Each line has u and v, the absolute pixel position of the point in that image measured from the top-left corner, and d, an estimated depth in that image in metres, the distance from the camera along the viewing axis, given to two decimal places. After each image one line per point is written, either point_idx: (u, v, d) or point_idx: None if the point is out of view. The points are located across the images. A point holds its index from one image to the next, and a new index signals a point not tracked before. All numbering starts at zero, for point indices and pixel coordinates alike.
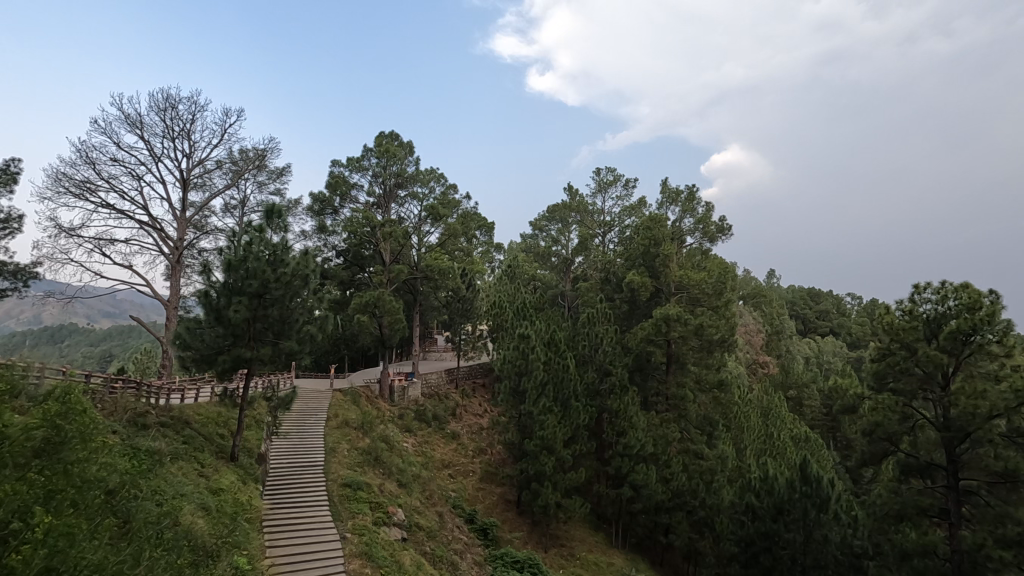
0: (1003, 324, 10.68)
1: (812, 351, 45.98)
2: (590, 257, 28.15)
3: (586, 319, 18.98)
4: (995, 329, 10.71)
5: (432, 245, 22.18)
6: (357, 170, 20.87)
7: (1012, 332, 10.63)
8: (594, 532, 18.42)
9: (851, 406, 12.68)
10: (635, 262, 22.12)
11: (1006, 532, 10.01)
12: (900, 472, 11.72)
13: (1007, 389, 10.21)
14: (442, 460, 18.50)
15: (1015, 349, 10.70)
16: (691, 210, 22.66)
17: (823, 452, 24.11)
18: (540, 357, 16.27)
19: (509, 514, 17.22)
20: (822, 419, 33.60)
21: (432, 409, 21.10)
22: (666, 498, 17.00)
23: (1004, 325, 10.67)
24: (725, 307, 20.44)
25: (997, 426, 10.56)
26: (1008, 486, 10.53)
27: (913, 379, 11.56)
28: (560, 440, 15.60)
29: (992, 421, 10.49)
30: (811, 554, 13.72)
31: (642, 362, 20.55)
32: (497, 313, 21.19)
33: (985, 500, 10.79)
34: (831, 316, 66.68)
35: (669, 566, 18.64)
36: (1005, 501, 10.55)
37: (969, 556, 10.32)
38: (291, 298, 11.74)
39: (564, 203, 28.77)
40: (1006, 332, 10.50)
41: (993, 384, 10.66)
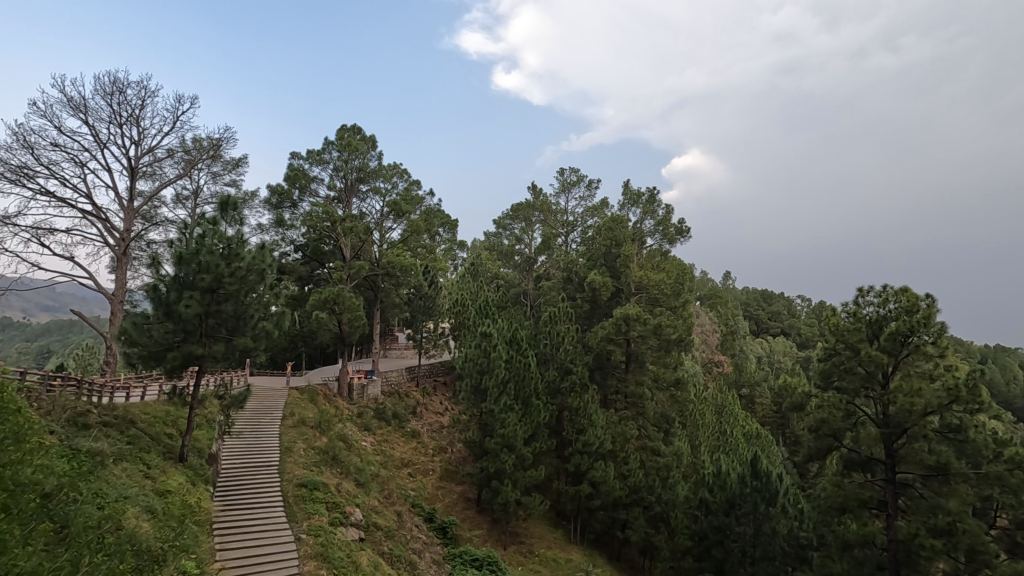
0: (937, 326, 11.34)
1: (764, 351, 47.74)
2: (552, 257, 28.44)
3: (548, 318, 19.11)
4: (930, 330, 11.37)
5: (394, 241, 21.89)
6: (317, 163, 20.39)
7: (946, 333, 11.30)
8: (553, 529, 18.61)
9: (799, 403, 13.22)
10: (596, 262, 22.62)
11: (938, 522, 10.65)
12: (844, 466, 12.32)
13: (941, 387, 10.86)
14: (402, 459, 18.30)
15: (948, 350, 11.38)
16: (652, 212, 23.14)
17: (772, 448, 25.07)
18: (502, 355, 16.28)
19: (468, 513, 17.21)
20: (772, 416, 34.97)
21: (392, 407, 20.86)
22: (624, 495, 17.28)
23: (939, 327, 11.34)
24: (682, 307, 21.02)
25: (931, 423, 11.21)
26: (941, 479, 11.20)
27: (856, 378, 12.12)
28: (521, 437, 15.68)
29: (927, 418, 11.13)
30: (760, 546, 14.26)
31: (602, 360, 20.84)
32: (459, 311, 21.12)
33: (919, 492, 11.44)
34: (782, 317, 69.31)
35: (625, 560, 19.02)
36: (938, 493, 11.21)
37: (904, 545, 10.96)
38: (247, 293, 11.42)
39: (528, 202, 28.93)
40: (941, 334, 11.15)
41: (928, 382, 11.31)
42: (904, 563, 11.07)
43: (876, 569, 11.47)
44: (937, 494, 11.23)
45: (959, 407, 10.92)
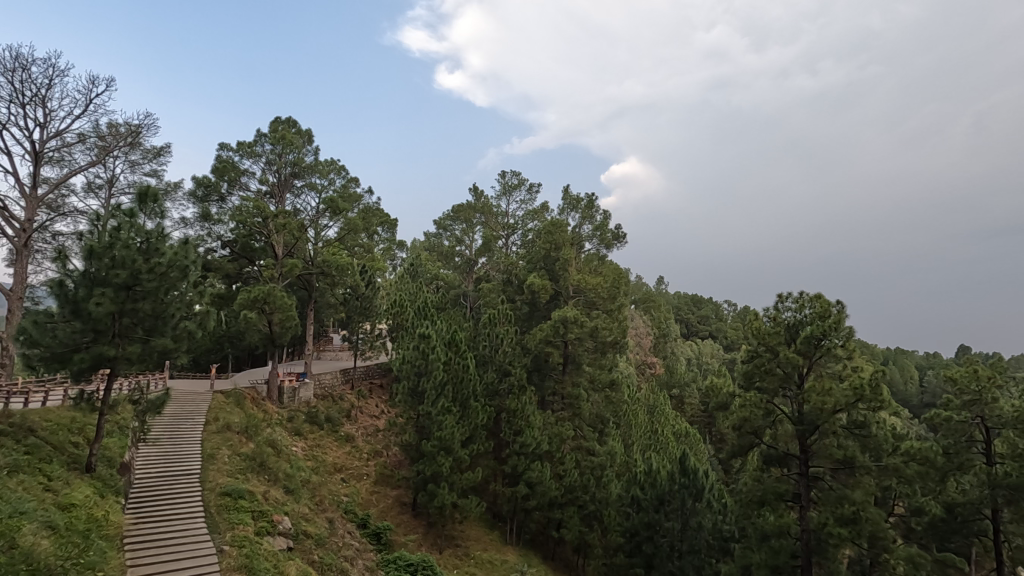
0: (846, 330, 12.31)
1: (693, 353, 49.96)
2: (492, 259, 28.57)
3: (487, 320, 19.17)
4: (840, 334, 12.33)
5: (330, 239, 21.29)
6: (248, 156, 19.50)
7: (853, 337, 12.28)
8: (489, 530, 18.69)
9: (724, 403, 13.93)
10: (536, 265, 22.93)
11: (844, 511, 11.57)
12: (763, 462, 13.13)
13: (848, 387, 11.78)
14: (334, 464, 17.78)
15: (855, 352, 12.38)
16: (590, 217, 23.73)
17: (699, 446, 26.33)
18: (440, 357, 16.16)
19: (403, 517, 16.97)
20: (699, 415, 36.66)
21: (325, 411, 20.25)
22: (559, 494, 17.52)
23: (847, 331, 12.31)
24: (617, 311, 21.68)
25: (839, 420, 12.16)
26: (847, 472, 12.15)
27: (775, 378, 12.94)
28: (458, 440, 15.65)
29: (836, 415, 12.06)
30: (687, 540, 15.01)
31: (540, 362, 21.14)
32: (397, 312, 20.76)
33: (828, 484, 12.35)
34: (710, 320, 72.86)
35: (560, 559, 19.40)
36: (845, 484, 12.15)
37: (815, 533, 11.86)
38: (167, 291, 10.75)
39: (469, 204, 28.96)
40: (849, 337, 12.10)
41: (838, 382, 12.24)
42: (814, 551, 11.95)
43: (790, 558, 12.29)
44: (844, 486, 12.18)
45: (863, 405, 11.90)
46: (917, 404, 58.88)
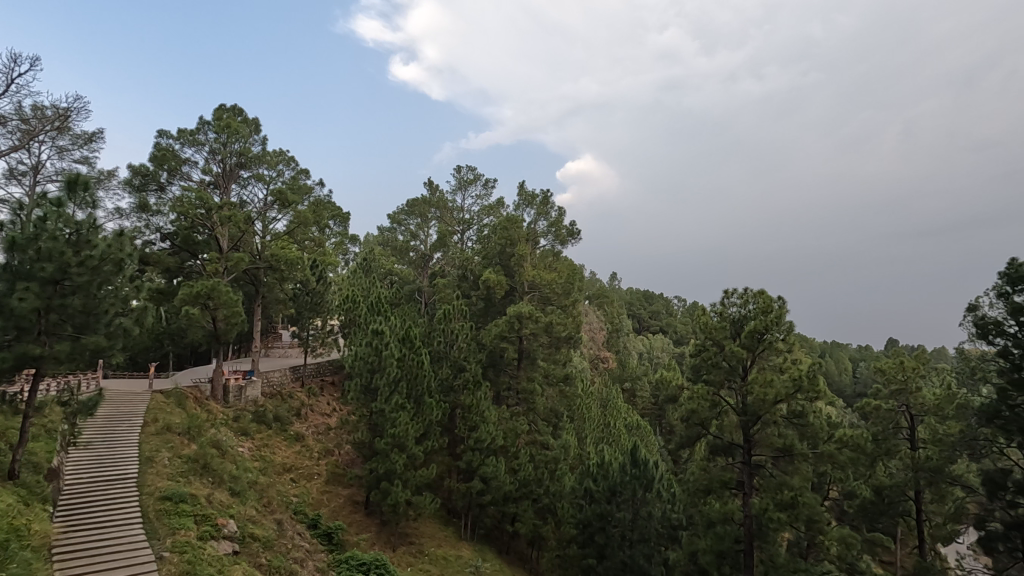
0: (787, 324, 12.94)
1: (645, 348, 51.29)
2: (448, 254, 28.40)
3: (442, 315, 19.05)
4: (782, 328, 12.93)
5: (279, 232, 20.63)
6: (190, 144, 18.62)
7: (793, 331, 12.91)
8: (443, 527, 18.63)
9: (673, 395, 14.38)
10: (491, 261, 22.95)
11: (784, 497, 12.20)
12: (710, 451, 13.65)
13: (788, 379, 12.41)
14: (284, 464, 17.29)
15: (794, 345, 13.00)
16: (545, 214, 23.91)
17: (649, 438, 27.14)
18: (394, 353, 15.93)
19: (356, 516, 16.71)
20: (650, 407, 37.71)
21: (274, 409, 19.65)
22: (514, 488, 17.62)
23: (788, 325, 12.93)
24: (572, 306, 21.99)
25: (780, 410, 12.77)
26: (787, 459, 12.80)
27: (721, 371, 13.43)
28: (412, 437, 15.51)
29: (777, 406, 12.67)
30: (638, 529, 15.45)
31: (495, 358, 21.20)
32: (350, 308, 20.33)
33: (770, 471, 12.97)
34: (661, 315, 74.90)
35: (514, 552, 19.63)
36: (785, 471, 12.80)
37: (757, 519, 12.45)
38: (100, 286, 10.16)
39: (424, 198, 28.75)
40: (789, 331, 12.71)
41: (778, 374, 12.83)
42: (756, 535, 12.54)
43: (734, 543, 12.89)
44: (784, 473, 12.81)
45: (802, 395, 12.54)
46: (850, 394, 62.63)
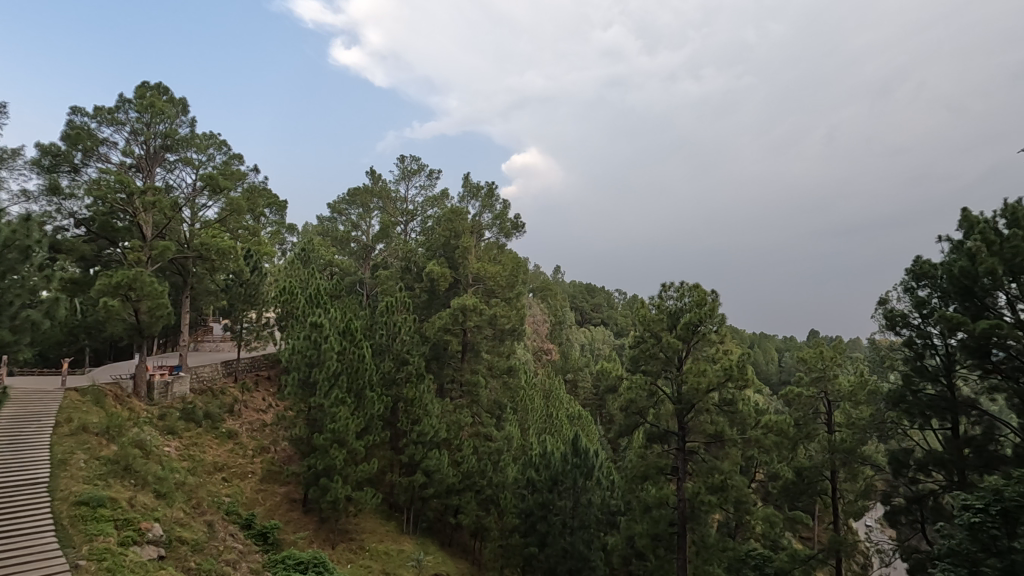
0: (719, 317, 13.57)
1: (586, 340, 52.48)
2: (390, 245, 27.86)
3: (384, 307, 18.66)
4: (715, 321, 13.56)
5: (209, 220, 19.60)
6: (108, 123, 17.29)
7: (725, 323, 13.55)
8: (385, 521, 18.40)
9: (613, 385, 14.77)
10: (435, 253, 22.70)
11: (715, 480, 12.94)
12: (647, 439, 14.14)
13: (720, 369, 13.06)
14: (214, 463, 16.51)
15: (726, 337, 13.65)
16: (490, 206, 23.89)
17: (590, 428, 27.86)
18: (334, 347, 15.47)
19: (293, 514, 16.22)
20: (592, 398, 38.63)
21: (204, 406, 18.71)
22: (456, 481, 17.61)
23: (720, 317, 13.57)
24: (515, 299, 22.15)
25: (713, 398, 13.40)
26: (718, 445, 13.49)
27: (658, 362, 13.92)
28: (353, 431, 15.18)
29: (709, 394, 13.30)
30: (578, 517, 15.92)
31: (439, 350, 21.09)
32: (287, 300, 19.54)
33: (702, 456, 13.62)
34: (602, 308, 76.75)
35: (456, 545, 19.69)
36: (716, 456, 13.51)
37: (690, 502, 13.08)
38: (3, 275, 9.26)
39: (366, 187, 28.12)
40: (721, 323, 13.34)
41: (711, 364, 13.44)
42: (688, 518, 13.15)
43: (668, 525, 13.57)
44: (715, 457, 13.50)
45: (732, 383, 13.21)
46: (775, 381, 66.61)
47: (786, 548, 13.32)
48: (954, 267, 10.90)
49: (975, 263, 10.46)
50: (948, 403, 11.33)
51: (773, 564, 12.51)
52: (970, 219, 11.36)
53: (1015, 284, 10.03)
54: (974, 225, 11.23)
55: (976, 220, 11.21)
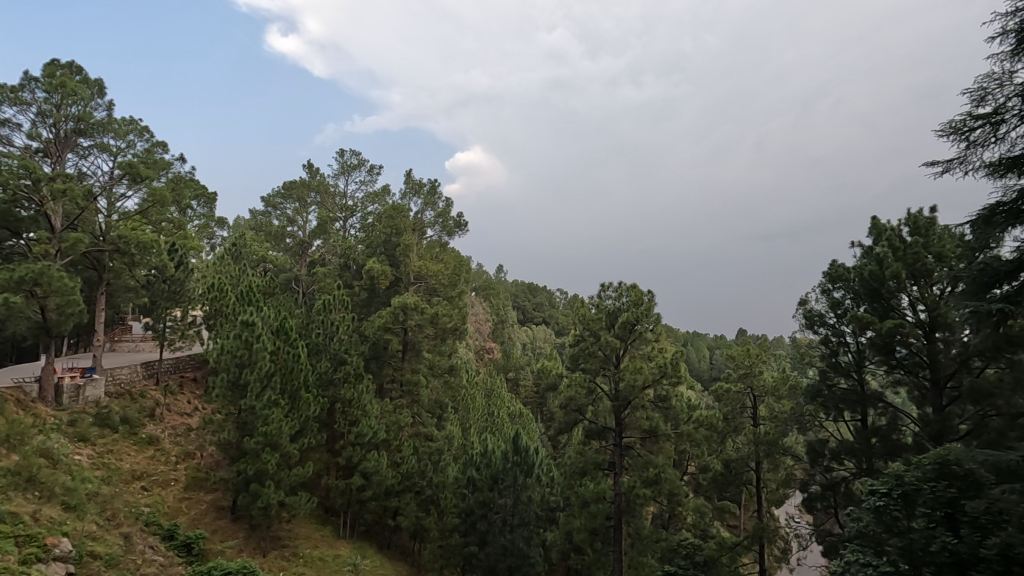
0: (655, 316, 14.05)
1: (528, 339, 53.02)
2: (328, 241, 27.01)
3: (321, 305, 18.01)
4: (651, 320, 14.02)
5: (128, 212, 18.32)
6: (11, 103, 15.79)
7: (660, 322, 14.04)
8: (320, 527, 17.82)
9: (553, 383, 14.96)
10: (376, 250, 22.17)
11: (649, 474, 13.47)
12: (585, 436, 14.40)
13: (655, 366, 13.54)
14: (132, 471, 15.44)
15: (661, 336, 14.13)
16: (432, 204, 23.64)
17: (531, 426, 28.18)
18: (267, 346, 14.81)
19: (221, 523, 15.41)
20: (533, 396, 39.03)
21: (121, 411, 17.46)
22: (396, 482, 17.30)
23: (656, 316, 14.04)
24: (458, 297, 22.00)
25: (648, 395, 13.87)
26: (652, 440, 13.99)
27: (596, 360, 14.23)
28: (287, 434, 14.61)
29: (645, 391, 13.76)
30: (518, 514, 16.15)
31: (378, 350, 20.35)
32: (216, 297, 18.30)
33: (637, 451, 14.10)
34: (544, 307, 77.78)
35: (395, 547, 19.40)
36: (650, 451, 14.01)
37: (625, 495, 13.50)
38: None
39: (302, 181, 27.15)
40: (657, 322, 13.80)
41: (648, 362, 13.88)
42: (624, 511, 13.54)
43: (605, 519, 13.92)
44: (650, 452, 14.05)
45: (666, 380, 13.74)
46: (707, 377, 69.67)
47: (715, 537, 13.98)
48: (864, 270, 11.82)
49: (882, 267, 11.43)
50: (858, 396, 12.29)
51: (702, 552, 13.09)
52: (879, 227, 12.34)
53: (916, 287, 11.05)
54: (882, 232, 12.22)
55: (884, 228, 12.19)
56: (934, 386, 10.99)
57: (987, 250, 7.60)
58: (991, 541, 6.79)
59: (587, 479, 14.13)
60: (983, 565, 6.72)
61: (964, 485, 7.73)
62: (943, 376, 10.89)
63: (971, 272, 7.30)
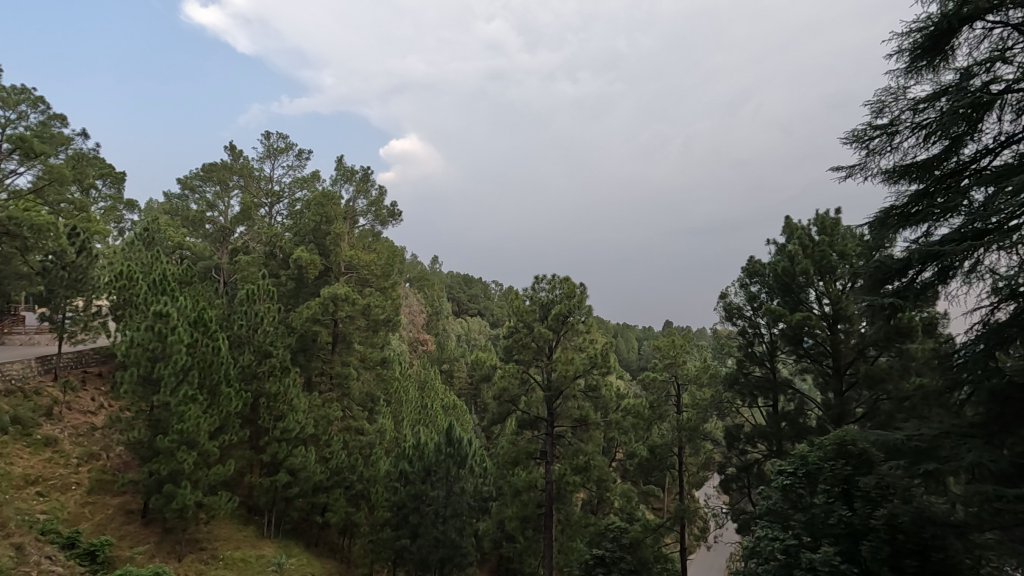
0: (587, 308, 14.42)
1: (463, 330, 52.98)
2: (252, 228, 25.66)
3: (244, 295, 17.00)
4: (583, 312, 14.37)
5: (20, 190, 16.53)
6: None
7: (592, 313, 14.40)
8: (243, 526, 17.04)
9: (487, 374, 14.98)
10: (304, 238, 21.26)
11: (579, 462, 13.90)
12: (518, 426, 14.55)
13: (586, 357, 13.94)
14: (26, 476, 14.05)
15: (592, 327, 14.51)
16: (365, 191, 22.96)
17: (465, 417, 28.21)
18: (183, 339, 13.84)
19: (130, 528, 14.38)
20: (467, 387, 39.03)
21: (12, 410, 15.81)
22: (324, 478, 16.80)
23: (587, 308, 14.40)
24: (391, 288, 21.51)
25: (579, 384, 14.24)
26: (582, 428, 14.43)
27: (529, 351, 14.39)
28: (205, 432, 13.81)
29: (576, 381, 14.13)
30: (451, 505, 16.18)
31: (306, 342, 19.39)
32: (124, 286, 16.77)
33: (568, 439, 14.45)
34: (479, 299, 77.87)
35: (323, 544, 18.88)
36: (581, 439, 14.44)
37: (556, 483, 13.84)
38: None
39: (223, 163, 25.59)
40: (588, 314, 14.16)
41: (579, 353, 14.23)
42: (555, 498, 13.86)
43: (536, 507, 14.19)
44: (580, 440, 14.44)
45: (596, 370, 14.15)
46: (635, 367, 72.36)
47: (640, 520, 14.63)
48: (778, 266, 12.64)
49: (793, 263, 12.29)
50: (770, 383, 13.23)
51: (628, 535, 13.66)
52: (791, 225, 13.24)
53: (822, 283, 11.97)
54: (793, 231, 13.12)
55: (795, 227, 13.09)
56: (835, 373, 11.98)
57: (881, 249, 8.35)
58: (880, 513, 7.54)
59: (519, 468, 14.34)
60: (873, 534, 7.49)
61: (859, 462, 8.54)
62: (844, 364, 11.90)
63: (868, 270, 7.98)
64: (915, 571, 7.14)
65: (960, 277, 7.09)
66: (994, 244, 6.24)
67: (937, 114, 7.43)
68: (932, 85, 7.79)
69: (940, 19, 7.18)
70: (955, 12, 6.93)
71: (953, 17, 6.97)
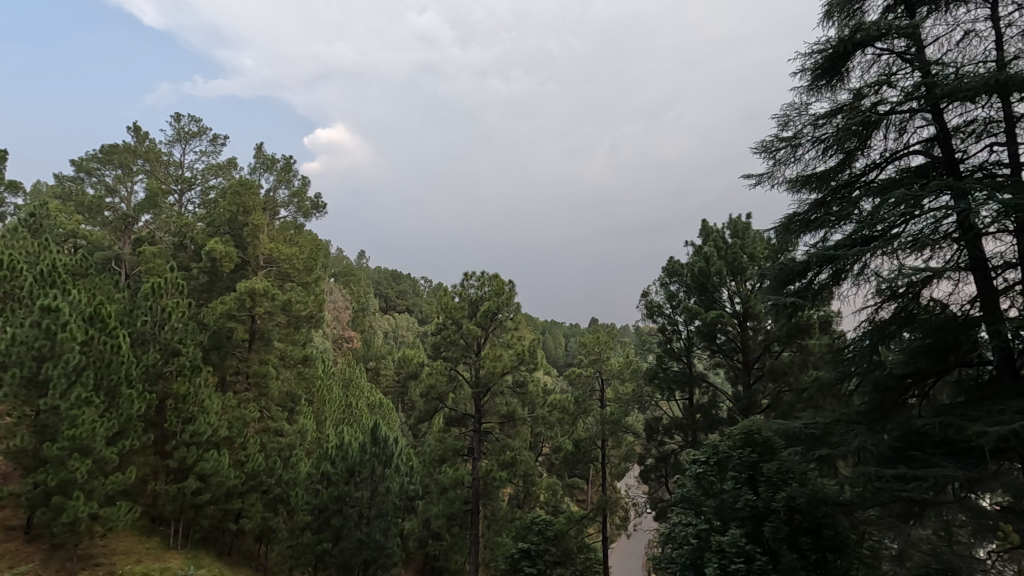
0: (515, 305, 14.55)
1: (390, 326, 51.94)
2: (159, 217, 23.79)
3: (148, 289, 15.56)
4: (511, 309, 14.50)
5: None
6: None
7: (520, 311, 14.55)
8: (145, 538, 15.82)
9: (414, 371, 14.74)
10: (218, 229, 19.96)
11: (506, 457, 14.09)
12: (445, 423, 14.44)
13: (514, 354, 14.10)
14: None
15: (520, 324, 14.65)
16: (287, 181, 21.90)
17: (391, 416, 27.71)
18: (76, 337, 12.53)
19: (11, 546, 12.94)
20: (394, 385, 38.28)
21: None
22: (238, 483, 15.91)
23: (516, 305, 14.53)
24: (314, 283, 20.66)
25: (507, 380, 14.41)
26: (509, 424, 14.73)
27: (458, 348, 14.31)
28: (101, 437, 12.67)
29: (504, 377, 14.26)
30: (375, 506, 15.86)
31: (220, 339, 18.10)
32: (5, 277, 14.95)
33: (496, 435, 14.58)
34: (408, 295, 76.68)
35: (237, 552, 17.92)
36: (508, 435, 14.62)
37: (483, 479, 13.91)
38: None
39: (126, 145, 23.52)
40: (516, 312, 14.31)
41: (507, 349, 14.36)
42: (482, 494, 13.90)
43: (463, 504, 14.15)
44: (507, 436, 14.62)
45: (524, 366, 14.32)
46: (561, 364, 73.80)
47: (564, 512, 15.00)
48: (694, 266, 13.34)
49: (708, 264, 13.05)
50: (686, 377, 13.99)
51: (553, 527, 13.99)
52: (707, 228, 14.03)
53: (734, 282, 12.80)
54: (709, 233, 13.91)
55: (711, 230, 13.87)
56: (744, 367, 12.84)
57: (785, 252, 9.01)
58: (781, 496, 8.13)
59: (447, 466, 14.24)
60: (774, 516, 8.08)
61: (762, 450, 9.09)
62: (751, 359, 12.80)
63: (773, 270, 8.59)
64: (809, 548, 7.82)
65: (851, 279, 7.79)
66: (879, 249, 6.91)
67: (833, 129, 8.12)
68: (829, 102, 8.50)
69: (837, 43, 7.85)
70: (850, 38, 7.60)
71: (848, 41, 7.65)
